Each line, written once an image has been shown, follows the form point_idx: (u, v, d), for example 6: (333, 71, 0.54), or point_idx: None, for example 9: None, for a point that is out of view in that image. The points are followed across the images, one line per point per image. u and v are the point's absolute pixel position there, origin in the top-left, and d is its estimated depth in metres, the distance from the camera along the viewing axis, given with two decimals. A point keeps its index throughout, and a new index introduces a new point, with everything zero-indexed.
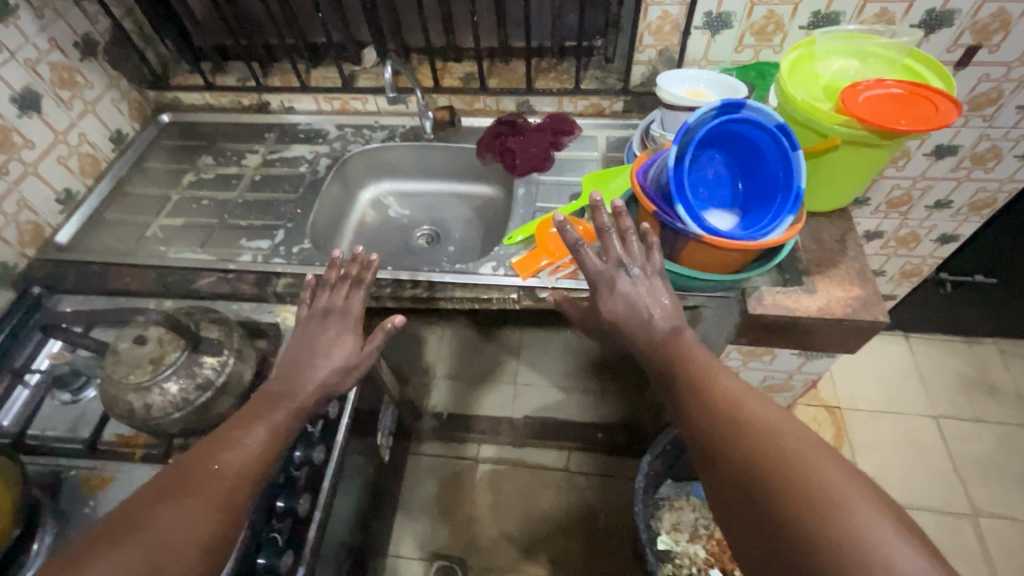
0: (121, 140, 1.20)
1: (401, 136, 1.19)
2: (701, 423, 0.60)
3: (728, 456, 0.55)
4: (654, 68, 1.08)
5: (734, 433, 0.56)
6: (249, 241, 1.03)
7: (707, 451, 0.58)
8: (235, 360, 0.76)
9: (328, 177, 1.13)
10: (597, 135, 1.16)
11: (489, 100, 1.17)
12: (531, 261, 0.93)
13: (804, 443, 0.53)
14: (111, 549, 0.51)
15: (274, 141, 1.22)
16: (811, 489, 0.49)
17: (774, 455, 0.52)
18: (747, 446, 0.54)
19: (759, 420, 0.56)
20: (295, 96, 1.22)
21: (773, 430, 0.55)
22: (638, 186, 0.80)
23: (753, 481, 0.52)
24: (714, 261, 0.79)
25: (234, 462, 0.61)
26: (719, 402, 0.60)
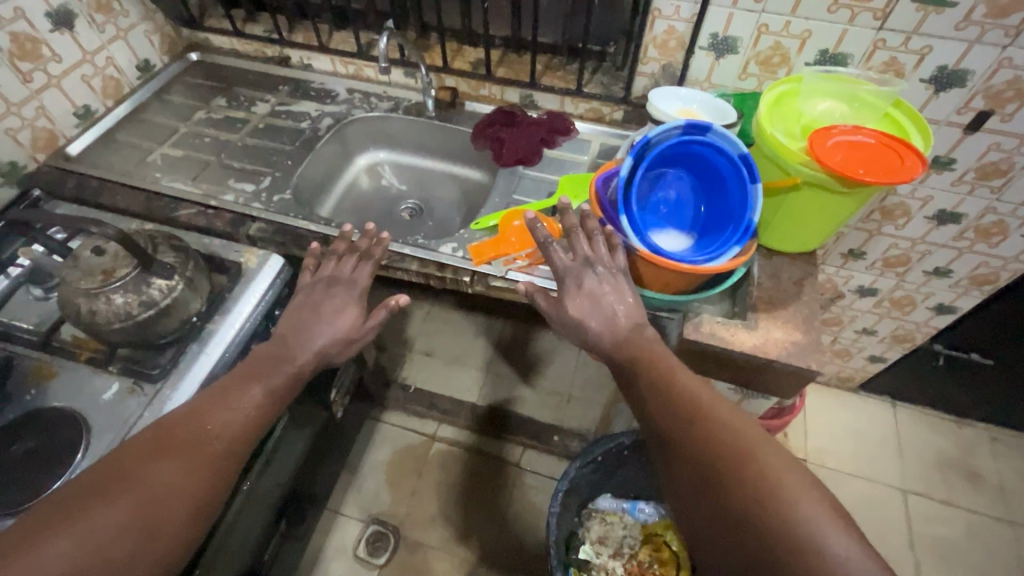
0: (148, 69, 1.27)
1: (404, 110, 1.22)
2: (664, 422, 0.62)
3: (692, 455, 0.58)
4: (656, 82, 1.07)
5: (697, 433, 0.59)
6: (236, 182, 1.08)
7: (670, 448, 0.60)
8: (183, 287, 0.82)
9: (325, 136, 1.18)
10: (591, 141, 1.16)
11: (494, 89, 1.19)
12: (488, 248, 0.95)
13: (757, 444, 0.57)
14: (106, 501, 0.57)
15: (286, 94, 1.27)
16: (767, 489, 0.52)
17: (733, 456, 0.56)
18: (710, 446, 0.57)
19: (719, 420, 0.59)
20: (314, 55, 1.27)
21: (732, 430, 0.58)
22: (593, 193, 0.81)
23: (714, 480, 0.55)
24: (654, 278, 0.78)
25: (227, 422, 0.68)
26: (681, 402, 0.62)
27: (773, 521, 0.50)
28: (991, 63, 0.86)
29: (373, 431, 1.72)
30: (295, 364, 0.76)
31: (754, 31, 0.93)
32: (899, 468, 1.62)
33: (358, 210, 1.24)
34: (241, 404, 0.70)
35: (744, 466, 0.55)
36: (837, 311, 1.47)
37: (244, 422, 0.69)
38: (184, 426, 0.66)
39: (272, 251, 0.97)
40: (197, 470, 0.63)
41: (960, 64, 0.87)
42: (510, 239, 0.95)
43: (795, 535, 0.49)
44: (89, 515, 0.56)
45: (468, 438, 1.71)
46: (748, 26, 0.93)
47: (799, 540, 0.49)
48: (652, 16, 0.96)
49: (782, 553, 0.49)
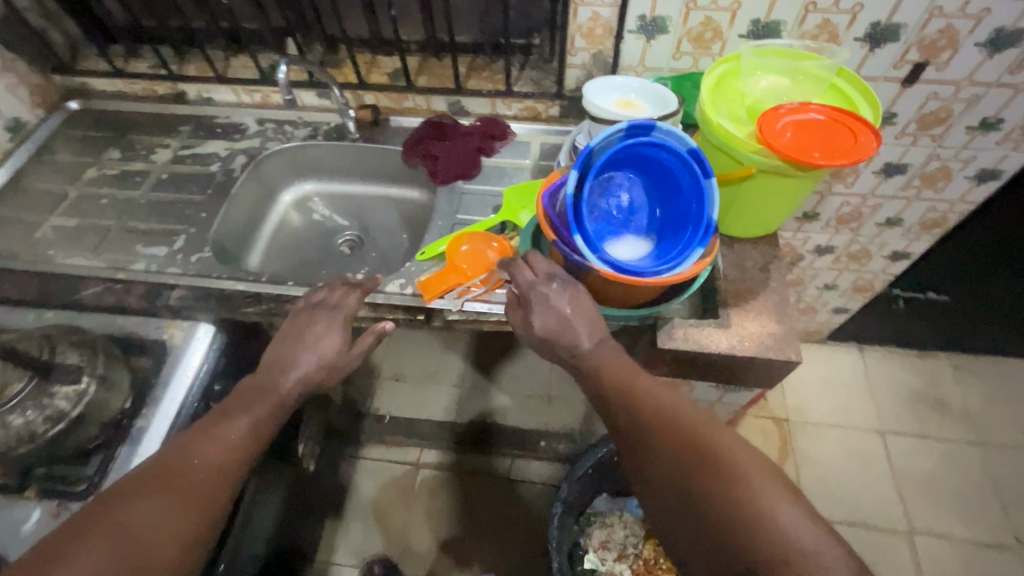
0: (19, 129, 1.11)
1: (324, 135, 1.12)
2: (625, 423, 0.60)
3: (656, 454, 0.56)
4: (588, 73, 1.01)
5: (659, 432, 0.57)
6: (145, 247, 0.95)
7: (635, 450, 0.58)
8: (95, 391, 0.72)
9: (241, 177, 1.06)
10: (530, 142, 1.09)
11: (418, 99, 1.10)
12: (439, 280, 0.87)
13: (717, 433, 0.56)
14: (87, 543, 0.52)
15: (188, 134, 1.14)
16: (730, 477, 0.51)
17: (694, 451, 0.54)
18: (671, 444, 0.56)
19: (678, 414, 0.58)
20: (212, 87, 1.14)
21: (692, 423, 0.57)
22: (541, 213, 0.74)
23: (677, 478, 0.54)
24: (616, 292, 0.73)
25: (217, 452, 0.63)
26: (639, 404, 0.60)
27: (738, 509, 0.49)
28: (921, 14, 0.84)
29: (353, 470, 1.64)
30: (280, 393, 0.71)
31: (683, 9, 0.87)
32: (878, 410, 1.67)
33: (291, 254, 1.13)
34: (224, 434, 0.64)
35: (705, 460, 0.53)
36: (798, 272, 1.47)
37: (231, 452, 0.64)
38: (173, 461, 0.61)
39: (199, 319, 0.86)
40: (186, 504, 0.58)
41: (892, 18, 0.85)
42: (462, 267, 0.87)
43: (761, 519, 0.48)
44: (69, 560, 0.51)
45: (457, 458, 1.65)
46: (675, 4, 0.87)
47: (766, 524, 0.48)
48: (575, 3, 0.89)
49: (750, 540, 0.48)
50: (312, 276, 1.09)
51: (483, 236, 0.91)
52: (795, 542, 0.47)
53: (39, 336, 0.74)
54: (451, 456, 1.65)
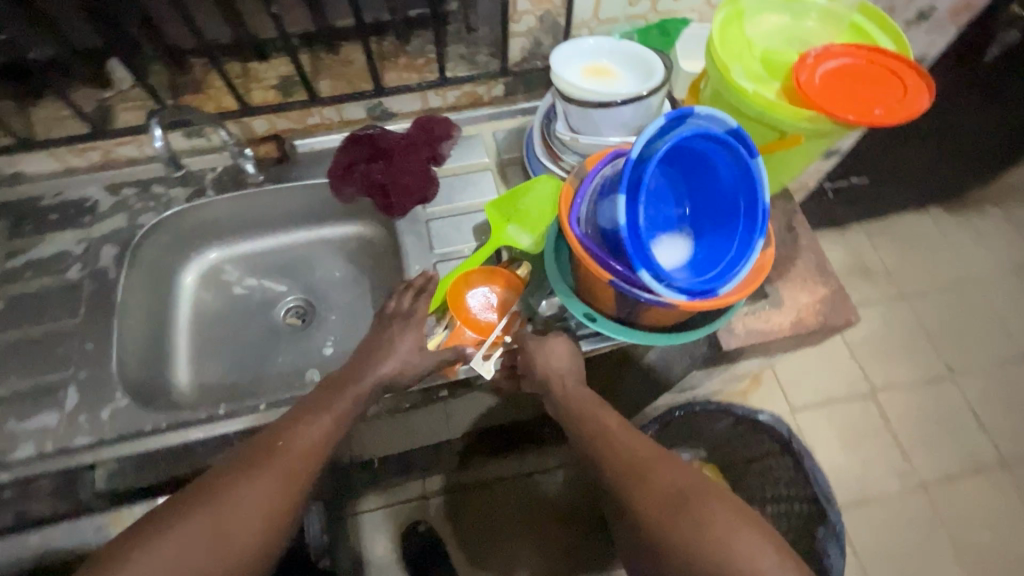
0: None
1: (214, 186, 0.84)
2: (609, 478, 0.59)
3: (645, 518, 0.55)
4: (535, 39, 0.83)
5: (644, 494, 0.56)
6: (22, 420, 0.67)
7: (622, 507, 0.58)
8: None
9: (122, 275, 0.77)
10: (481, 133, 0.91)
11: (326, 112, 0.86)
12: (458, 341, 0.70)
13: (703, 492, 0.55)
14: (189, 517, 0.51)
15: (8, 233, 0.80)
16: (715, 545, 0.52)
17: (681, 515, 0.54)
18: (658, 506, 0.55)
19: (662, 470, 0.57)
20: (19, 157, 0.80)
21: (679, 480, 0.57)
22: (579, 248, 0.60)
23: (666, 544, 0.54)
24: (671, 313, 0.62)
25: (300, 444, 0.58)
26: (621, 463, 0.59)
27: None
28: None
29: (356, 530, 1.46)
30: (362, 385, 0.64)
31: None
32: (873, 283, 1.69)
33: (225, 349, 0.85)
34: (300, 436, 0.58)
35: (690, 523, 0.53)
36: None
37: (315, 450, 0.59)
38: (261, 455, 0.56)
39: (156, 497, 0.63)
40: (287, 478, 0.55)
41: None
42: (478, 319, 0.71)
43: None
44: (171, 530, 0.50)
45: (486, 472, 1.50)
46: None
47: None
48: None
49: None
50: (269, 372, 0.84)
51: (486, 272, 0.75)
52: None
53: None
54: (478, 472, 1.50)
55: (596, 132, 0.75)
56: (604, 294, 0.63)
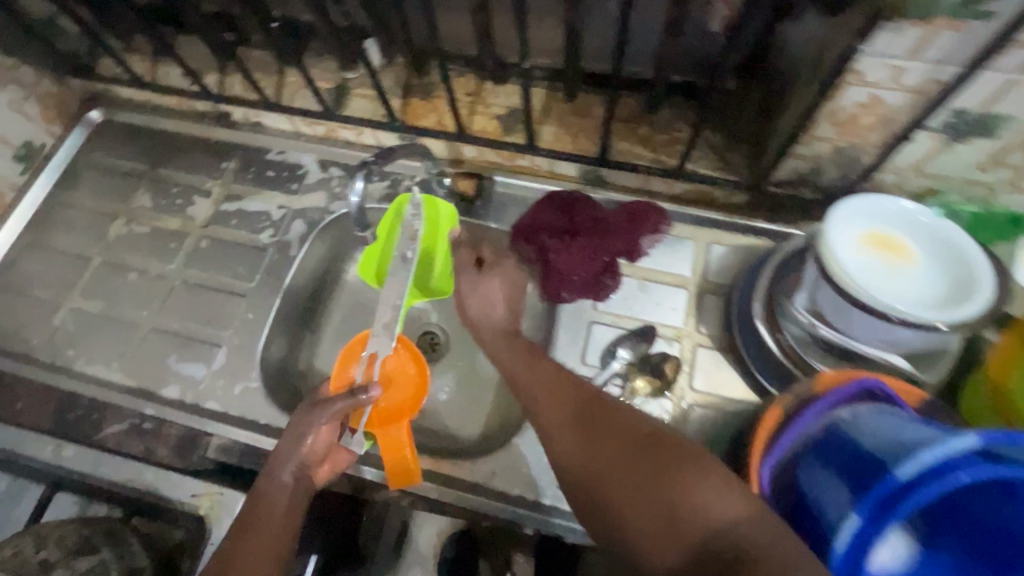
0: (33, 154, 0.87)
1: (405, 196, 0.82)
2: (552, 426, 0.51)
3: (608, 482, 0.44)
4: (818, 167, 0.64)
5: (607, 451, 0.45)
6: (179, 361, 0.74)
7: (575, 470, 0.47)
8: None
9: (300, 254, 0.80)
10: (695, 239, 0.75)
11: (539, 159, 0.78)
12: (396, 455, 0.64)
13: (680, 445, 0.43)
14: None
15: (234, 174, 0.87)
16: (691, 513, 0.39)
17: (650, 478, 0.42)
18: (620, 469, 0.44)
19: (633, 429, 0.46)
20: (262, 112, 0.85)
21: (647, 435, 0.45)
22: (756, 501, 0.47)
23: (634, 515, 0.41)
24: None
25: (287, 501, 0.56)
26: (573, 416, 0.50)
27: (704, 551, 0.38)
28: None
29: None
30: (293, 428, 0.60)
31: None
32: None
33: None
34: (292, 467, 0.58)
35: (661, 489, 0.41)
36: None
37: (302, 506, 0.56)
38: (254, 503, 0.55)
39: (240, 494, 0.65)
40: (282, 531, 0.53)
41: None
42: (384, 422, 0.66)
43: (747, 555, 0.36)
44: None
45: None
46: None
47: (749, 558, 0.35)
48: (843, 82, 0.52)
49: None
50: None
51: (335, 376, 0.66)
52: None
53: (34, 562, 0.53)
54: None
55: (848, 329, 0.56)
56: None
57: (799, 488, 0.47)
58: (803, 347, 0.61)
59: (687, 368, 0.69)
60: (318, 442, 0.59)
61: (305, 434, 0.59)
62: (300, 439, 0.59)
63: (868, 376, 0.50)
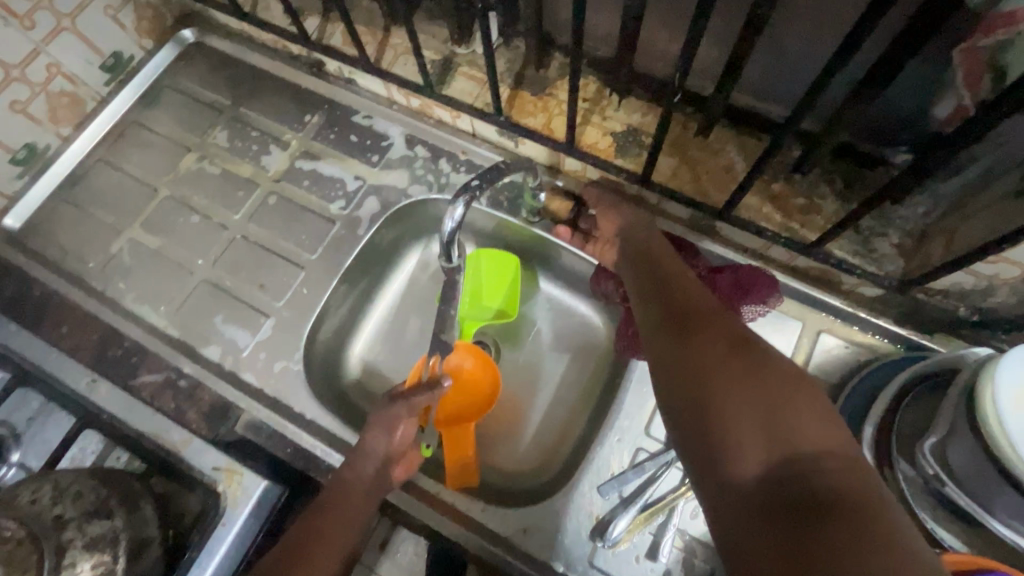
0: (119, 65, 0.83)
1: (490, 196, 0.74)
2: (687, 389, 0.44)
3: (715, 398, 0.42)
4: (990, 288, 0.53)
5: (736, 364, 0.44)
6: (225, 323, 0.70)
7: (689, 373, 0.45)
8: None
9: (368, 235, 0.74)
10: (805, 322, 0.66)
11: (646, 193, 0.68)
12: (457, 455, 0.67)
13: (809, 396, 0.41)
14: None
15: (315, 130, 0.81)
16: (802, 456, 0.38)
17: (766, 408, 0.41)
18: (741, 385, 0.42)
19: (763, 356, 0.44)
20: (358, 70, 0.78)
21: (775, 367, 0.43)
22: None
23: (737, 437, 0.40)
24: None
25: (365, 489, 0.58)
26: (711, 382, 0.43)
27: (802, 492, 0.36)
28: None
29: None
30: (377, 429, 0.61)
31: None
32: None
33: (409, 343, 0.78)
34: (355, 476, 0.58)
35: (775, 420, 0.40)
36: None
37: (376, 492, 0.58)
38: (337, 482, 0.58)
39: (261, 481, 0.61)
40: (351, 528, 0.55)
41: None
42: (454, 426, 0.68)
43: (852, 506, 0.34)
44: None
45: None
46: None
47: (856, 512, 0.34)
48: None
49: (825, 534, 0.33)
50: None
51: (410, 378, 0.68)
52: (900, 552, 0.31)
53: (49, 515, 0.52)
54: None
55: (982, 498, 0.47)
56: None
57: None
58: (912, 492, 0.52)
59: None
60: (403, 433, 0.61)
61: (393, 426, 0.61)
62: (388, 432, 0.60)
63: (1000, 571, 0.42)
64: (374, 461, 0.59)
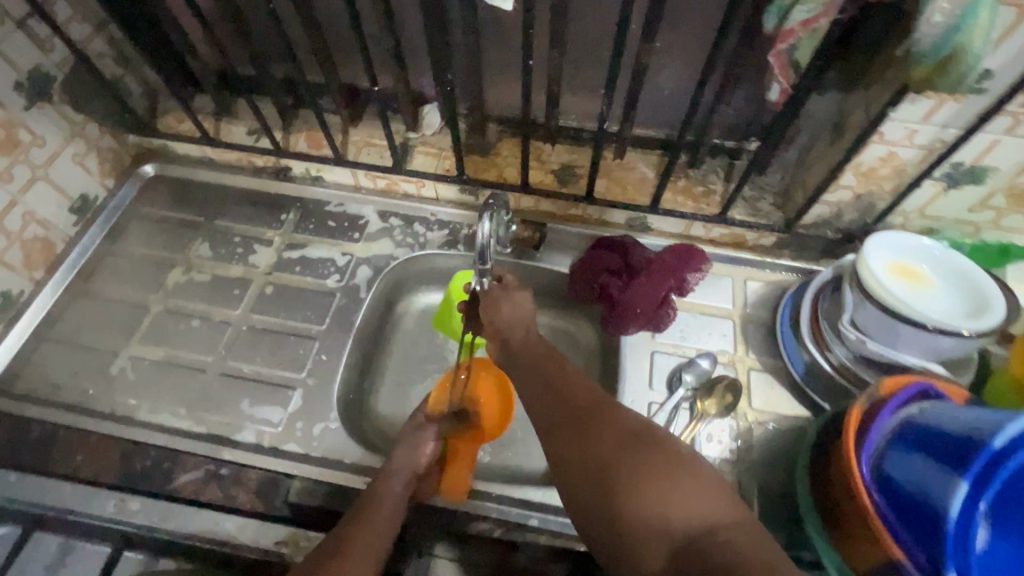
0: (86, 207, 0.88)
1: (466, 242, 0.88)
2: (588, 484, 0.50)
3: (613, 496, 0.48)
4: (839, 213, 0.77)
5: (629, 445, 0.51)
6: (252, 406, 0.73)
7: (588, 463, 0.51)
8: None
9: (368, 297, 0.83)
10: (731, 277, 0.85)
11: (590, 210, 0.87)
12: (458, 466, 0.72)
13: (697, 471, 0.49)
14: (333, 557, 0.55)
15: (293, 225, 0.91)
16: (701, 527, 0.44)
17: (660, 486, 0.47)
18: (636, 464, 0.49)
19: (650, 437, 0.51)
20: (326, 167, 0.90)
21: (663, 444, 0.51)
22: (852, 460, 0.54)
23: (639, 532, 0.45)
24: None
25: (388, 506, 0.62)
26: (614, 463, 0.50)
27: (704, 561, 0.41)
28: None
29: None
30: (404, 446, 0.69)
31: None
32: None
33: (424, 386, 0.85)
34: (385, 484, 0.64)
35: (666, 501, 0.46)
36: None
37: (398, 512, 0.62)
38: (362, 505, 0.61)
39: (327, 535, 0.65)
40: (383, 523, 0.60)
41: None
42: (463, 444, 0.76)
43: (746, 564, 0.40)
44: None
45: None
46: (1016, 155, 0.62)
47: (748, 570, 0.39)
48: (869, 141, 0.64)
49: None
50: None
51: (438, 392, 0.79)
52: None
53: None
54: None
55: (893, 344, 0.66)
56: (845, 500, 0.54)
57: (893, 481, 0.52)
58: (853, 364, 0.70)
59: (743, 391, 0.75)
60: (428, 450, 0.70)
61: (422, 442, 0.70)
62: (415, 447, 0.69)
63: (918, 380, 0.58)
64: (400, 479, 0.65)
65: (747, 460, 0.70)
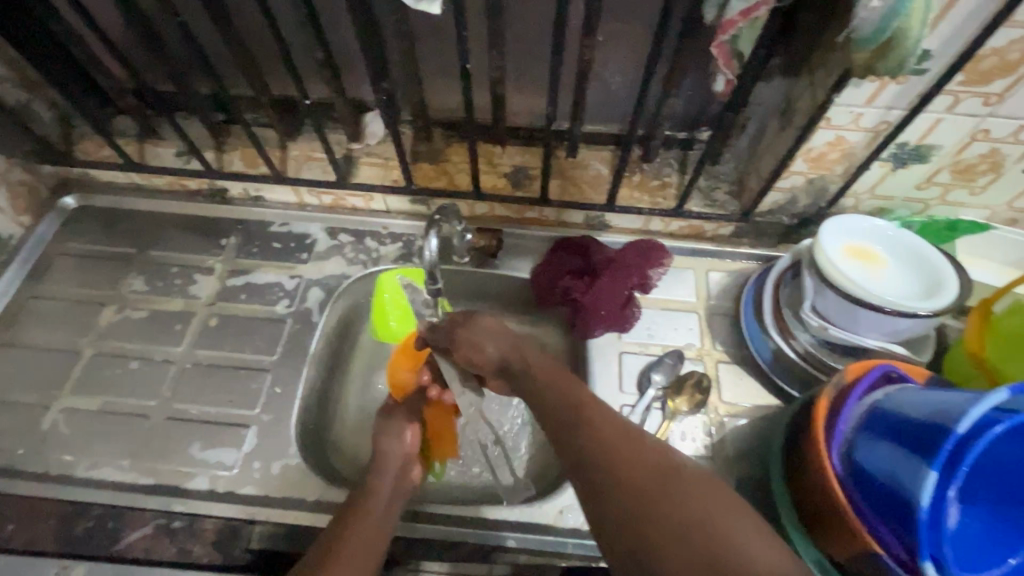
0: (0, 248, 0.81)
1: (421, 255, 0.85)
2: (622, 500, 0.41)
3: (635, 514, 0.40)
4: (793, 198, 0.76)
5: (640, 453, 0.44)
6: (203, 450, 0.69)
7: (610, 477, 0.43)
8: None
9: (321, 321, 0.79)
10: (693, 268, 0.84)
11: (547, 211, 0.84)
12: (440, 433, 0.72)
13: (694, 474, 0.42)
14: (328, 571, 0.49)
15: (235, 250, 0.85)
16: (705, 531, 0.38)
17: (665, 494, 0.40)
18: (647, 474, 0.42)
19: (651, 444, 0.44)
20: (265, 185, 0.85)
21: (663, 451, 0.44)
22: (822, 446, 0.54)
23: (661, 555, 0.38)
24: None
25: (377, 515, 0.56)
26: (644, 474, 0.42)
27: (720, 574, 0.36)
28: None
29: None
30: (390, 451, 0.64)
31: (965, 138, 0.63)
32: None
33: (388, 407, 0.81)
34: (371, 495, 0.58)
35: (675, 510, 0.40)
36: None
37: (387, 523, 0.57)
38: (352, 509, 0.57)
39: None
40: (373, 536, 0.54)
41: None
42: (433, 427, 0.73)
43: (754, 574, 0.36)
44: None
45: None
46: (957, 132, 0.63)
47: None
48: (817, 127, 0.64)
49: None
50: None
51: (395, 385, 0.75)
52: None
53: None
54: None
55: (853, 327, 0.66)
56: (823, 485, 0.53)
57: (867, 465, 0.52)
58: (816, 349, 0.70)
59: (712, 384, 0.75)
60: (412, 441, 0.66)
61: (395, 451, 0.64)
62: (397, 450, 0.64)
63: (878, 363, 0.58)
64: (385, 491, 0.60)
65: (721, 456, 0.70)
